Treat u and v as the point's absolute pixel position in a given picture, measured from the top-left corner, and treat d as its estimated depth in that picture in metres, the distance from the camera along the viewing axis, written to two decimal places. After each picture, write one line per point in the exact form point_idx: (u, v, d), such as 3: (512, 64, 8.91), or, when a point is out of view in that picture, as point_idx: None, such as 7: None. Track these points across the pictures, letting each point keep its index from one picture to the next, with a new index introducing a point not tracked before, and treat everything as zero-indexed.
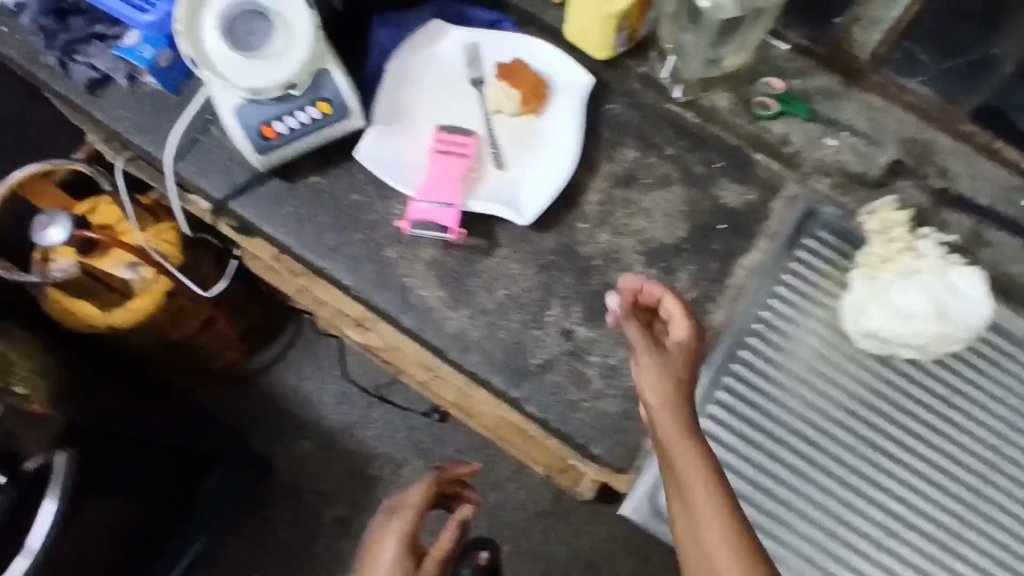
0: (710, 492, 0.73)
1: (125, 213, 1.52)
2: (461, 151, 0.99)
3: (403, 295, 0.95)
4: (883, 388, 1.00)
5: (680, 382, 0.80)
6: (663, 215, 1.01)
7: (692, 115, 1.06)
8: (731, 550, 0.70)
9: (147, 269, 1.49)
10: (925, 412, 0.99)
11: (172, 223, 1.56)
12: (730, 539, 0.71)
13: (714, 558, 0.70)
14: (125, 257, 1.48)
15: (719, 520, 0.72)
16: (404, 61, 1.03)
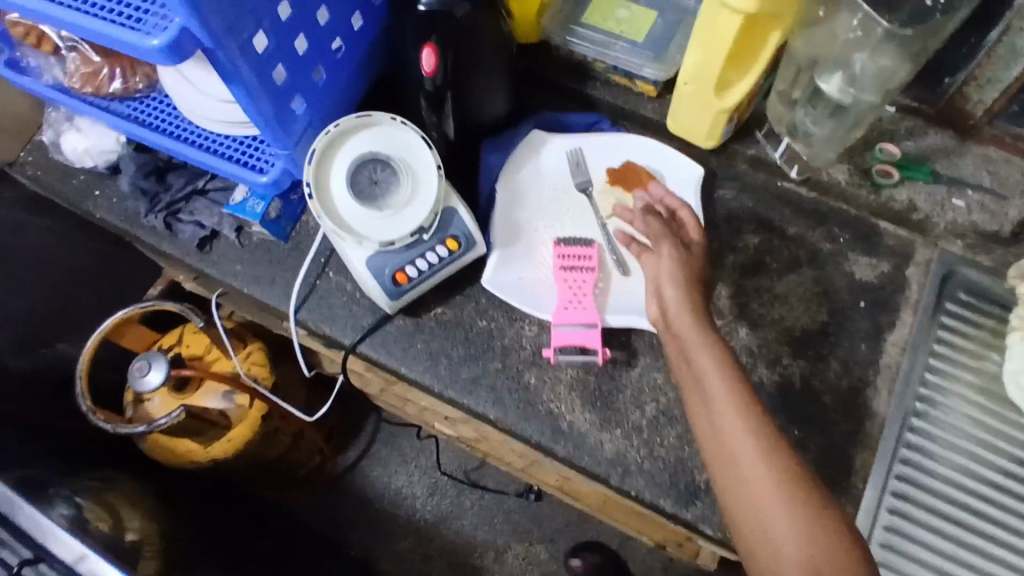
0: (720, 390, 0.77)
1: (214, 342, 1.47)
2: (587, 265, 0.96)
3: (551, 422, 0.92)
4: None
5: (697, 270, 0.88)
6: (801, 301, 0.97)
7: (809, 190, 1.03)
8: (777, 477, 0.71)
9: (243, 397, 1.44)
10: None
11: (259, 344, 1.51)
12: (770, 467, 0.72)
13: (726, 434, 0.75)
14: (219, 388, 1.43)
15: (729, 400, 0.76)
16: (512, 179, 1.02)
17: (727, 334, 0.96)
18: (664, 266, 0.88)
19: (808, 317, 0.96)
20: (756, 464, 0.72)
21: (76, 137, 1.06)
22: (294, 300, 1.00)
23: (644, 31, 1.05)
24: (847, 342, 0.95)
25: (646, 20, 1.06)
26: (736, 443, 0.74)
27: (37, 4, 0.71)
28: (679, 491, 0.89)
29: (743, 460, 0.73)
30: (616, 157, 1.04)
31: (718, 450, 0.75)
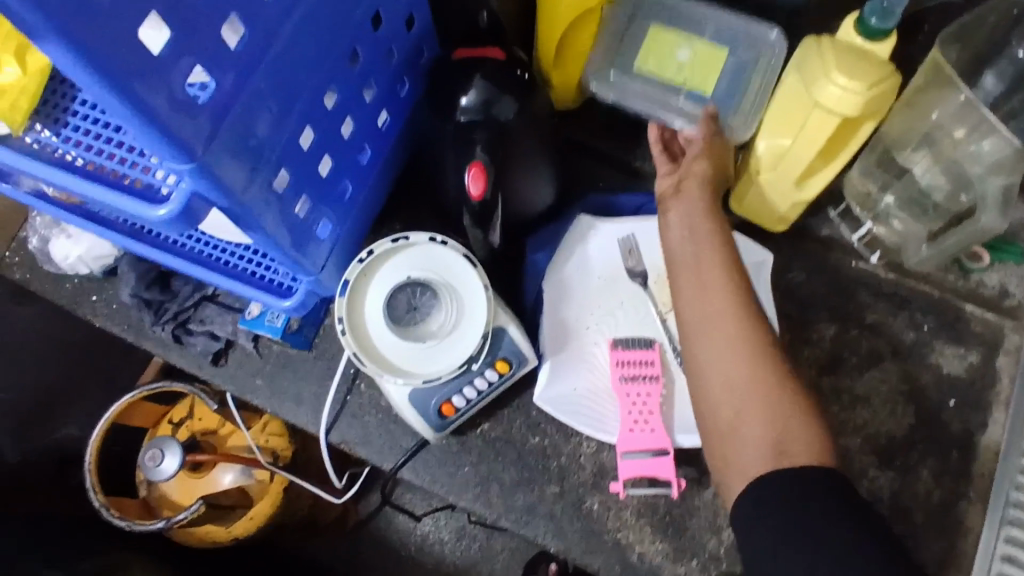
0: (705, 239, 0.74)
1: (226, 413, 1.29)
2: (651, 373, 0.87)
3: (620, 553, 0.84)
4: None
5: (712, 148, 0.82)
6: (885, 401, 0.87)
7: (888, 272, 0.91)
8: (753, 340, 0.68)
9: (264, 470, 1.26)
10: None
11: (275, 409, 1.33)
12: (747, 353, 0.67)
13: (713, 308, 0.70)
14: (235, 463, 1.25)
15: (722, 282, 0.71)
16: (558, 277, 0.91)
17: None
18: (690, 185, 0.79)
19: (894, 421, 0.86)
20: (734, 374, 0.67)
21: (65, 244, 0.95)
22: (323, 422, 0.91)
23: (712, 82, 0.91)
24: (935, 449, 0.85)
25: (714, 66, 0.91)
26: (723, 329, 0.69)
27: (45, 173, 0.64)
28: None
29: (716, 363, 0.68)
30: None
31: (697, 330, 0.70)
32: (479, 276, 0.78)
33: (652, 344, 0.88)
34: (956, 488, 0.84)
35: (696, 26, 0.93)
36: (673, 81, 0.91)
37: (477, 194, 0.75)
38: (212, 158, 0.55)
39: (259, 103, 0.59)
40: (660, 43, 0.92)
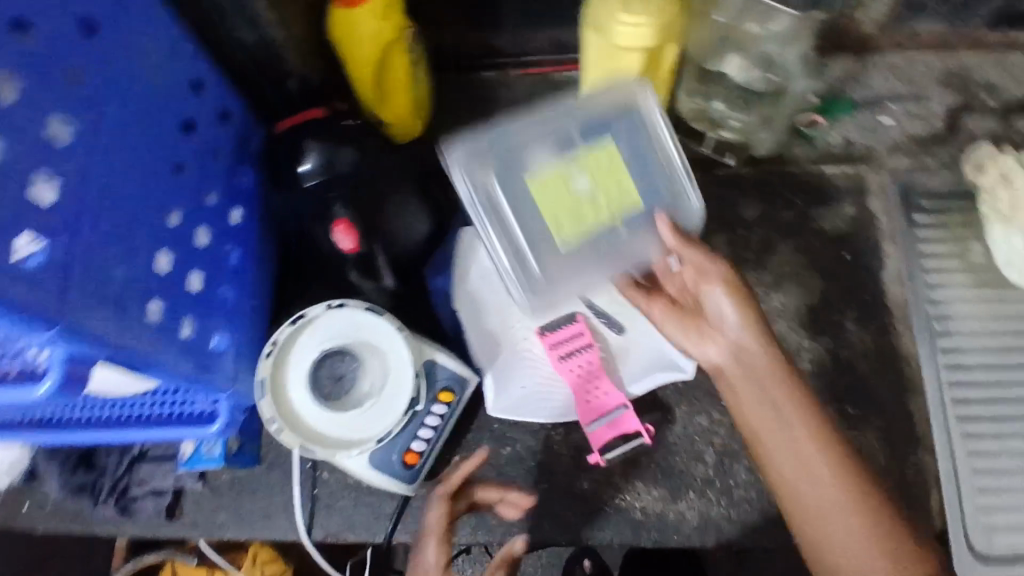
0: (770, 383, 0.73)
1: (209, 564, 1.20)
2: (584, 344, 0.90)
3: (626, 517, 0.86)
4: None
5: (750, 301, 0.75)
6: (791, 278, 0.94)
7: (748, 167, 0.98)
8: (840, 475, 0.69)
9: None
10: None
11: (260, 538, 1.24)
12: (834, 473, 0.69)
13: (809, 465, 0.70)
14: None
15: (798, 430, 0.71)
16: (466, 293, 0.92)
17: None
18: (709, 295, 0.76)
19: (808, 293, 0.93)
20: (829, 502, 0.69)
21: None
22: (301, 524, 0.89)
23: (627, 188, 0.79)
24: (851, 300, 0.94)
25: (613, 172, 0.78)
26: (806, 459, 0.70)
27: None
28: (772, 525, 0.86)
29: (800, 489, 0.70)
30: None
31: (802, 495, 0.70)
32: (389, 321, 0.78)
33: (575, 318, 0.91)
34: (880, 326, 0.93)
35: (561, 140, 0.77)
36: (602, 221, 0.78)
37: (351, 245, 0.79)
38: (75, 315, 0.54)
39: (99, 249, 0.58)
40: (553, 195, 0.76)
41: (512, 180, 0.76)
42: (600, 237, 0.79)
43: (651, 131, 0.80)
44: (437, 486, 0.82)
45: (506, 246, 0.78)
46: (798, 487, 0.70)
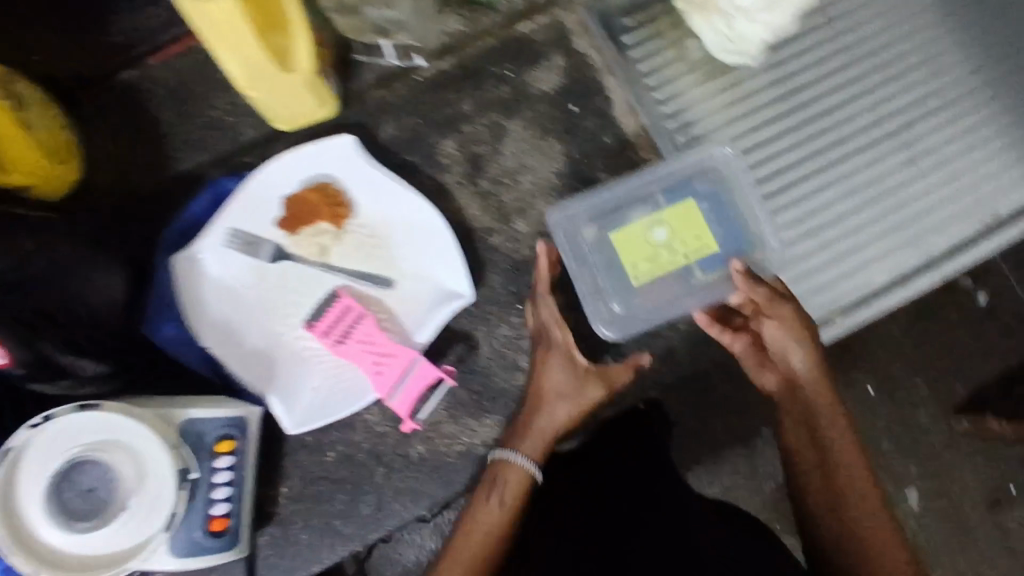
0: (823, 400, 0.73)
1: None
2: (357, 317, 0.82)
3: (472, 458, 0.83)
4: (793, 69, 0.94)
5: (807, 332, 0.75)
6: (531, 153, 0.89)
7: (443, 60, 0.90)
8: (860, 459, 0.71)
9: None
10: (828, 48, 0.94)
11: None
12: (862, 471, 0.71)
13: (816, 410, 0.72)
14: None
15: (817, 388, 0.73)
16: (211, 324, 0.82)
17: (511, 241, 0.87)
18: (783, 337, 0.74)
19: (553, 161, 0.89)
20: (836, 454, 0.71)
21: None
22: None
23: (705, 234, 0.84)
24: (597, 149, 0.90)
25: (689, 219, 0.85)
26: (840, 452, 0.71)
27: None
28: None
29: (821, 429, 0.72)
30: (273, 203, 0.84)
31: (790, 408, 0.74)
32: (111, 409, 0.67)
33: (337, 295, 0.83)
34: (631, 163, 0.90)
35: (646, 202, 0.86)
36: (679, 263, 0.83)
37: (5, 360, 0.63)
38: None
39: None
40: (634, 237, 0.84)
41: (599, 241, 0.85)
42: (679, 276, 0.84)
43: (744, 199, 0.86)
44: (536, 289, 0.81)
45: (591, 288, 0.83)
46: (823, 416, 0.72)
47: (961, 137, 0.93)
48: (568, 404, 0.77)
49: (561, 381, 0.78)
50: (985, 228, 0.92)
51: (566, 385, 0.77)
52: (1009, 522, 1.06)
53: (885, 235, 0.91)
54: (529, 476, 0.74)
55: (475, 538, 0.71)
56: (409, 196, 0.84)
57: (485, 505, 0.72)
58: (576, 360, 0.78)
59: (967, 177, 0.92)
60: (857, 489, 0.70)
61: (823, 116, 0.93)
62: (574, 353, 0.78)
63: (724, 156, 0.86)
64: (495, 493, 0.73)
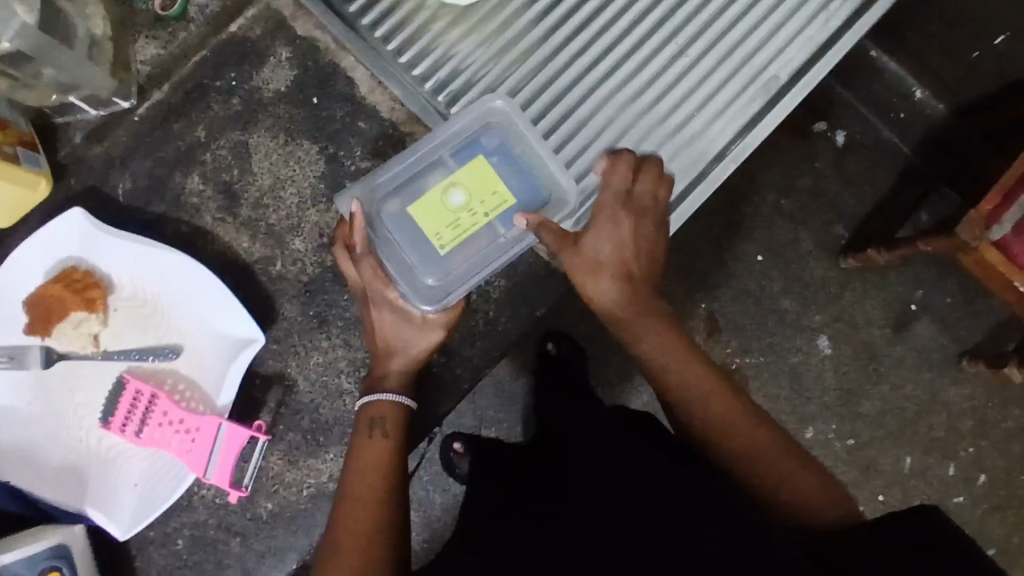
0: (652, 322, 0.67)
1: None
2: (149, 400, 0.75)
3: (324, 497, 0.79)
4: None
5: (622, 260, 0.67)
6: (287, 163, 0.82)
7: (155, 92, 0.81)
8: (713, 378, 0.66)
9: None
10: None
11: None
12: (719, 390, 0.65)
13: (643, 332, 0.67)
14: None
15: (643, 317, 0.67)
16: (2, 453, 0.75)
17: (292, 261, 0.81)
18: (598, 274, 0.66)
19: (311, 164, 0.82)
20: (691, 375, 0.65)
21: None
22: None
23: (501, 188, 0.73)
24: (353, 136, 0.83)
25: (486, 177, 0.73)
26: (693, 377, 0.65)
27: None
28: (439, 390, 0.82)
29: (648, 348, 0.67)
30: (22, 308, 0.77)
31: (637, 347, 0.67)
32: None
33: (123, 381, 0.76)
34: (393, 142, 0.84)
35: (437, 164, 0.74)
36: (481, 223, 0.71)
37: None
38: None
39: None
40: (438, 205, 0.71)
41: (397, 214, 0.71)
42: (483, 239, 0.72)
43: (529, 148, 0.76)
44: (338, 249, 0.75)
45: (397, 268, 0.71)
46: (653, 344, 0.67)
47: (724, 11, 0.88)
48: (417, 339, 0.75)
49: (395, 326, 0.75)
50: (767, 99, 0.88)
51: (405, 327, 0.75)
52: (910, 339, 1.16)
53: (673, 137, 0.86)
54: (400, 406, 0.72)
55: (367, 473, 0.67)
56: (164, 254, 0.77)
57: (370, 441, 0.69)
58: (406, 307, 0.74)
59: (740, 51, 0.88)
60: (702, 392, 0.64)
61: (580, 30, 0.86)
62: (401, 298, 0.73)
63: (504, 103, 0.76)
64: (377, 430, 0.70)
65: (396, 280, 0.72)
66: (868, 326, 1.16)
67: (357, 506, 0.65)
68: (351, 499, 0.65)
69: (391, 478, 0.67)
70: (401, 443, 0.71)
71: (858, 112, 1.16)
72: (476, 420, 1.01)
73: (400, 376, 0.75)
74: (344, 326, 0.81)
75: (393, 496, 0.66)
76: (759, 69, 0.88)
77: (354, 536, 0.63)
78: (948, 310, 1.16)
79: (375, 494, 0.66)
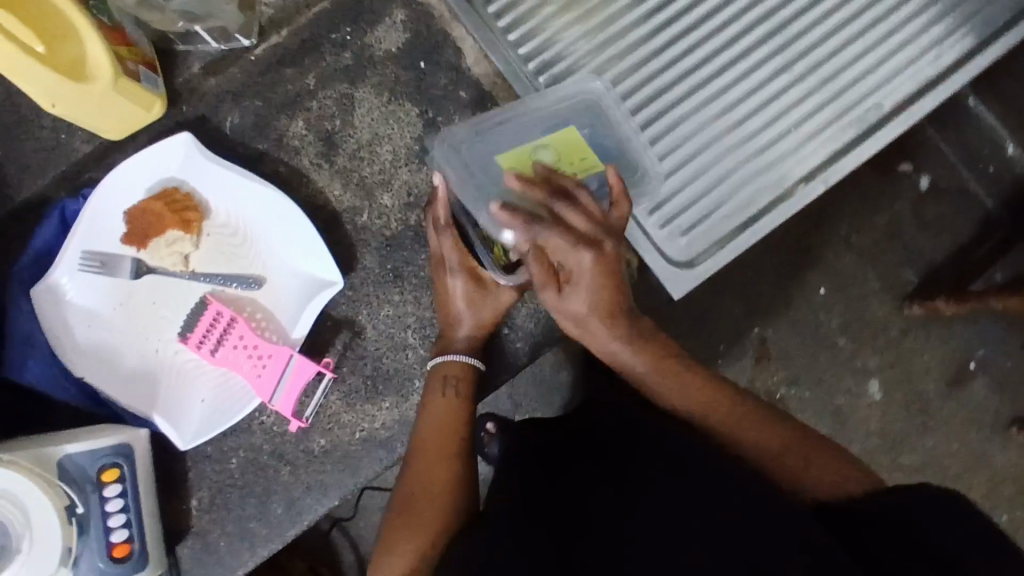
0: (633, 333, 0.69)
1: None
2: (228, 323, 0.80)
3: (375, 442, 0.83)
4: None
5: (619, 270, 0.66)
6: (387, 121, 0.85)
7: (274, 35, 0.85)
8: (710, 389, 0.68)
9: None
10: None
11: None
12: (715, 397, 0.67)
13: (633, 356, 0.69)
14: None
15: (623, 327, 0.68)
16: (85, 351, 0.80)
17: (377, 214, 0.84)
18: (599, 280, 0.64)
19: (410, 127, 0.85)
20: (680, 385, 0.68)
21: None
22: None
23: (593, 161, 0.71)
24: (453, 105, 0.85)
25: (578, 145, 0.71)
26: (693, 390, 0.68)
27: None
28: (499, 362, 0.84)
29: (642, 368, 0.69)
30: (120, 218, 0.81)
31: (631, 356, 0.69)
32: None
33: (207, 302, 0.81)
34: None
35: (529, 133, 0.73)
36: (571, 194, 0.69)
37: None
38: None
39: None
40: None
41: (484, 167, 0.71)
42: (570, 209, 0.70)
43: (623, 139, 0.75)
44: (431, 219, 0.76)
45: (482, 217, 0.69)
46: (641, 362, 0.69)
47: (836, 33, 0.88)
48: (486, 309, 0.78)
49: (466, 296, 0.78)
50: (867, 126, 0.88)
51: (476, 297, 0.78)
52: (962, 393, 1.14)
53: (760, 153, 0.86)
54: (468, 366, 0.76)
55: (441, 425, 0.71)
56: (262, 189, 0.81)
57: (442, 398, 0.74)
58: (482, 275, 0.77)
59: (846, 74, 0.88)
60: (700, 400, 0.67)
61: (689, 32, 0.87)
62: (480, 266, 0.77)
63: (604, 87, 0.74)
64: (450, 387, 0.74)
65: (480, 255, 0.77)
66: (923, 377, 1.14)
67: (431, 452, 0.69)
68: (423, 448, 0.70)
69: (464, 435, 0.71)
70: (472, 402, 0.75)
71: (944, 160, 1.13)
72: (510, 403, 0.91)
73: (466, 344, 0.78)
74: (416, 284, 0.84)
75: (463, 448, 0.70)
76: (863, 95, 0.88)
77: (429, 482, 0.67)
78: (1005, 372, 1.14)
79: (447, 442, 0.70)
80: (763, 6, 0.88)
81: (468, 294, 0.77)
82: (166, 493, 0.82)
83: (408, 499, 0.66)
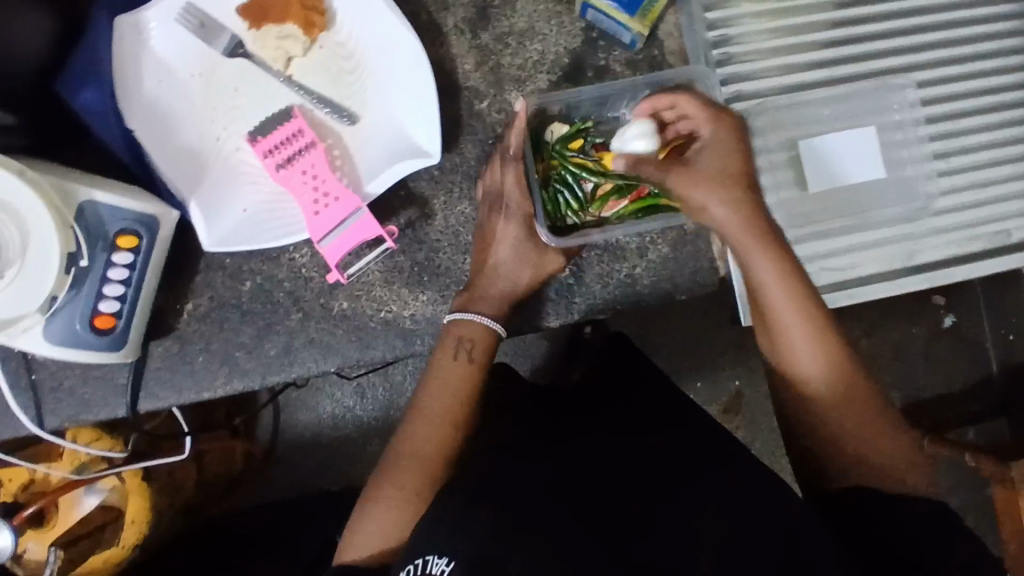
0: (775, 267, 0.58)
1: None
2: (306, 144, 0.72)
3: (395, 329, 0.77)
4: (863, 27, 0.83)
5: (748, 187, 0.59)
6: (548, 20, 0.78)
7: None
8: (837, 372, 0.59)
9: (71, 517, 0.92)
10: (909, 18, 0.84)
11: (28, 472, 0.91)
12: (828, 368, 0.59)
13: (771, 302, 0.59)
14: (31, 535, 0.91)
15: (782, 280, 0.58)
16: (146, 103, 0.72)
17: (496, 106, 0.78)
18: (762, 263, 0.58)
19: (568, 37, 0.78)
20: (804, 354, 0.59)
21: None
22: (28, 416, 0.75)
23: None
24: None
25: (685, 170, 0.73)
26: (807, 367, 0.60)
27: None
28: (553, 305, 0.79)
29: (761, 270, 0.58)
30: None
31: (771, 299, 0.59)
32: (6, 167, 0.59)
33: (292, 114, 0.73)
34: (651, 64, 0.79)
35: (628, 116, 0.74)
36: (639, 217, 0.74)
37: None
38: None
39: None
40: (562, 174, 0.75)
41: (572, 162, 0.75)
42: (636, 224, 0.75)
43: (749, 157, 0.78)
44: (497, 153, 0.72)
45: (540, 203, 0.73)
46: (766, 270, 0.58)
47: (1003, 147, 0.85)
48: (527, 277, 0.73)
49: (515, 254, 0.72)
50: (990, 247, 0.86)
51: (524, 259, 0.72)
52: None
53: (898, 223, 0.83)
54: (487, 333, 0.70)
55: (443, 393, 0.67)
56: (396, 25, 0.72)
57: (452, 360, 0.68)
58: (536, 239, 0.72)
59: (992, 189, 0.85)
60: (830, 379, 0.59)
61: (875, 76, 0.83)
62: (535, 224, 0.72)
63: None
64: (463, 351, 0.69)
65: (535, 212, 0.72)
66: None
67: (431, 419, 0.66)
68: (425, 414, 0.67)
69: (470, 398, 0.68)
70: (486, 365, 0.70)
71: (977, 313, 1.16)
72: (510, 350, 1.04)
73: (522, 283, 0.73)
74: None
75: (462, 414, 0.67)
76: (1001, 215, 0.86)
77: (420, 458, 0.65)
78: None
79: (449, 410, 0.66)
80: (953, 89, 0.84)
81: (509, 259, 0.72)
82: (165, 283, 0.75)
83: (403, 460, 0.65)
